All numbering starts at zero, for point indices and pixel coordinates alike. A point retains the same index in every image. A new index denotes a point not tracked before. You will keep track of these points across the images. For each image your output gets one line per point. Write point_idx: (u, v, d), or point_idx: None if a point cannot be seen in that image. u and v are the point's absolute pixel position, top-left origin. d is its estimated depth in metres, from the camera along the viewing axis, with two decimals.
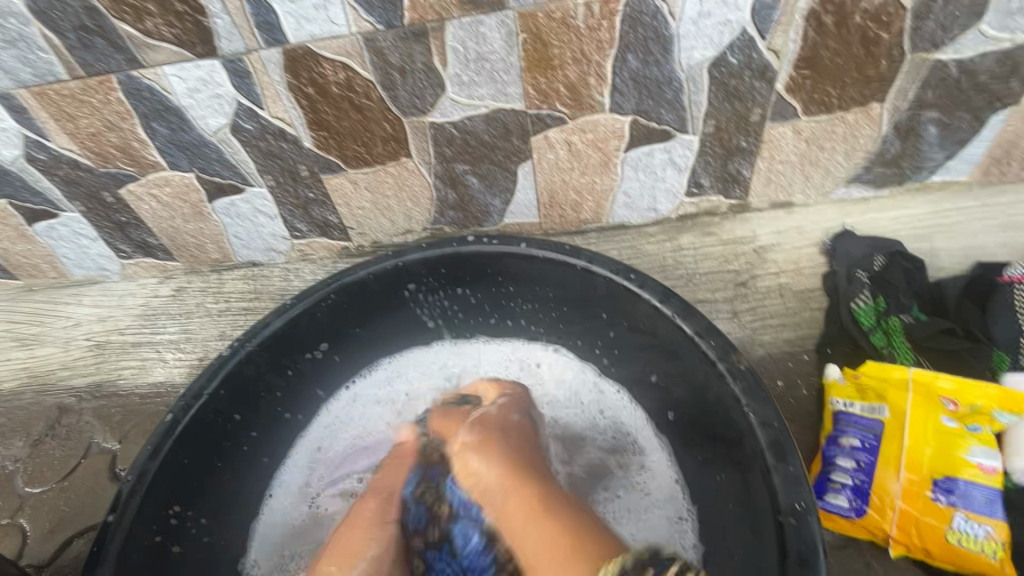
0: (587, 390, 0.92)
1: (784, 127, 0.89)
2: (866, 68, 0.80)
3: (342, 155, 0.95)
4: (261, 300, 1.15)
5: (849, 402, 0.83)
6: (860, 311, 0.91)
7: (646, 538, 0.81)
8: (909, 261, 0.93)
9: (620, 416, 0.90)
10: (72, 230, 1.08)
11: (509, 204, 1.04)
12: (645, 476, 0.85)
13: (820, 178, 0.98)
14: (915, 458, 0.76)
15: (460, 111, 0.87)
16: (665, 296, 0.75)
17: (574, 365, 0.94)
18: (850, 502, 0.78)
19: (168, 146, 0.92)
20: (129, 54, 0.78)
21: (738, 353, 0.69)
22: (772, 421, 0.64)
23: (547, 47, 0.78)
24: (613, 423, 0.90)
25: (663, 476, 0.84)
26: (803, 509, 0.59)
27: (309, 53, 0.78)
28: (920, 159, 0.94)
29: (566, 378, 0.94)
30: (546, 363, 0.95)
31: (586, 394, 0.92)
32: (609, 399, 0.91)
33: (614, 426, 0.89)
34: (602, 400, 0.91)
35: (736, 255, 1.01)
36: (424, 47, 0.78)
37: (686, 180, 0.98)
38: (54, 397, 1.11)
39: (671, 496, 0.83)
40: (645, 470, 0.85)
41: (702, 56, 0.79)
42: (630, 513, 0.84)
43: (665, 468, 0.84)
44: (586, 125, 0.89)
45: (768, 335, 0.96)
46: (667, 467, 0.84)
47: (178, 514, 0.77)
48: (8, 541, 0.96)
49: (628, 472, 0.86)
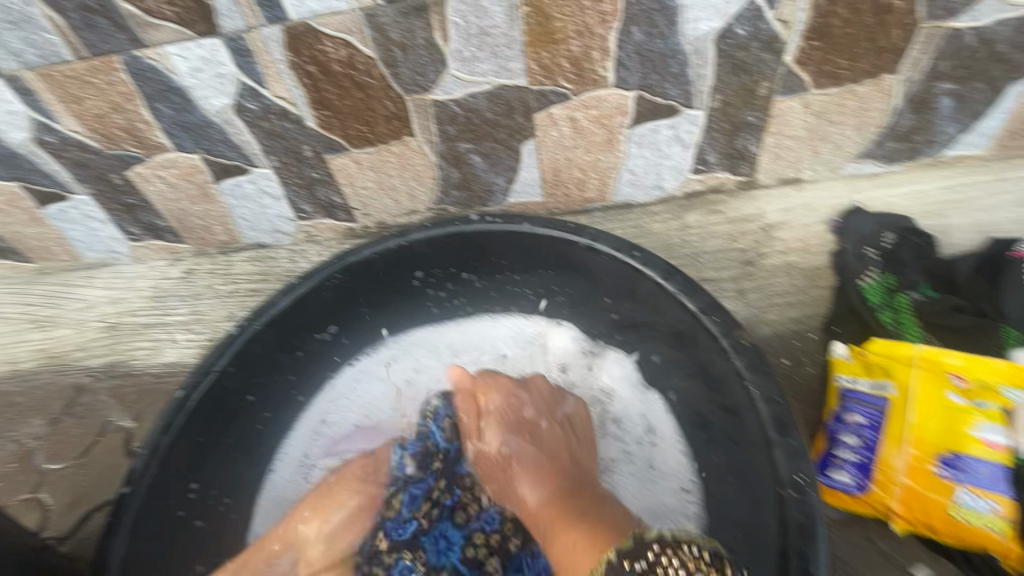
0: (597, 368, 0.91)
1: (793, 101, 0.87)
2: (879, 37, 0.78)
3: (345, 135, 0.95)
4: (269, 281, 1.17)
5: (855, 379, 0.81)
6: (868, 289, 0.89)
7: (651, 506, 0.83)
8: (919, 237, 0.91)
9: (628, 389, 0.88)
10: (82, 213, 1.10)
11: (513, 183, 1.04)
12: (653, 447, 0.85)
13: (829, 153, 0.96)
14: (920, 434, 0.75)
15: (462, 88, 0.86)
16: (668, 273, 0.74)
17: (579, 339, 0.93)
18: (852, 478, 0.78)
19: (173, 128, 0.93)
20: (131, 33, 0.79)
21: (741, 330, 0.68)
22: (774, 396, 0.63)
23: (549, 20, 0.76)
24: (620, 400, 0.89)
25: (669, 448, 0.84)
26: (801, 481, 0.59)
27: (309, 30, 0.78)
28: (934, 133, 0.92)
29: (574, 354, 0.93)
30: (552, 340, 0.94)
31: (591, 366, 0.92)
32: (615, 371, 0.90)
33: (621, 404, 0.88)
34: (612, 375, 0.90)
35: (743, 233, 1.00)
36: (424, 22, 0.77)
37: (692, 157, 0.96)
38: (71, 377, 1.14)
39: (678, 468, 0.83)
40: (653, 440, 0.85)
41: (708, 28, 0.77)
42: (638, 484, 0.84)
43: (671, 441, 0.84)
44: (589, 101, 0.88)
45: (773, 314, 0.95)
46: (675, 440, 0.84)
47: (196, 491, 0.80)
48: (31, 514, 0.99)
49: (638, 445, 0.86)
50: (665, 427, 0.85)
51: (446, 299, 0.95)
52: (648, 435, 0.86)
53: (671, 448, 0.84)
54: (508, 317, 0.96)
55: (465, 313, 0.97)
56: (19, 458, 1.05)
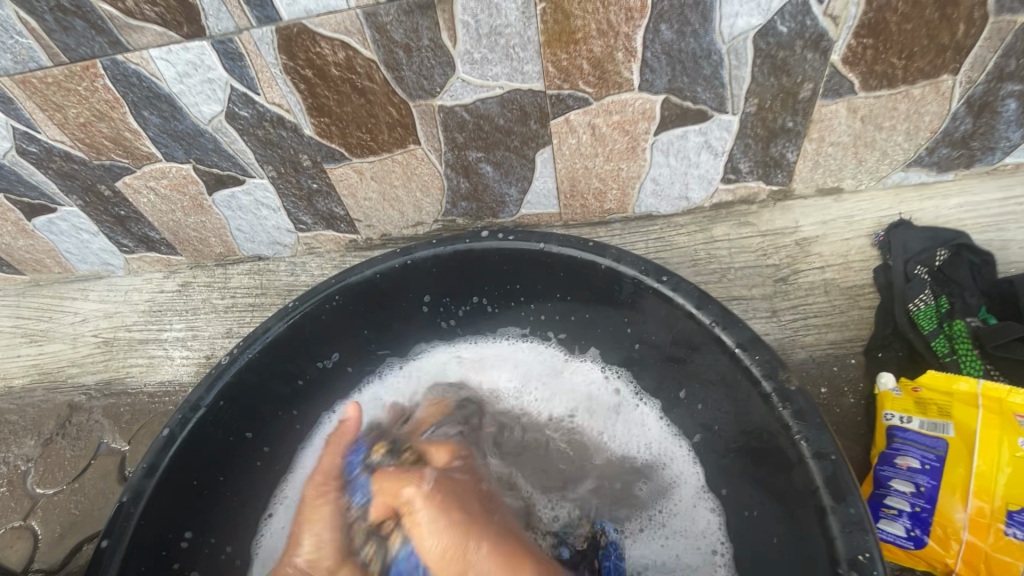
0: (612, 402, 0.84)
1: (838, 104, 0.79)
2: (940, 34, 0.69)
3: (345, 143, 0.88)
4: (267, 296, 1.10)
5: (906, 417, 0.75)
6: (920, 314, 0.81)
7: (667, 561, 0.74)
8: (976, 254, 0.83)
9: (650, 438, 0.81)
10: (72, 225, 1.05)
11: (526, 193, 0.96)
12: (675, 501, 0.77)
13: (875, 161, 0.87)
14: (987, 484, 0.68)
15: (472, 93, 0.79)
16: (700, 302, 0.67)
17: (598, 381, 0.86)
18: (907, 531, 0.71)
19: (162, 137, 0.87)
20: (112, 36, 0.72)
21: (786, 369, 0.61)
22: (827, 452, 0.56)
23: (569, 18, 0.69)
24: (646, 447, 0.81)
25: (692, 507, 0.76)
26: (867, 562, 0.51)
27: (305, 31, 0.71)
28: (994, 138, 0.83)
29: (591, 386, 0.86)
30: (569, 367, 0.87)
31: (608, 410, 0.84)
32: (636, 417, 0.83)
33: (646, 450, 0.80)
34: (635, 427, 0.82)
35: (776, 247, 0.92)
36: (430, 21, 0.70)
37: (723, 165, 0.88)
38: (65, 395, 1.09)
39: (706, 527, 0.74)
40: (672, 493, 0.77)
41: (746, 25, 0.69)
42: (652, 538, 0.76)
43: (693, 496, 0.76)
44: (611, 106, 0.80)
45: (809, 336, 0.87)
46: (699, 495, 0.76)
47: (190, 540, 0.74)
48: (21, 544, 0.94)
49: (660, 496, 0.78)
50: (690, 478, 0.77)
51: (453, 324, 0.89)
52: (667, 485, 0.78)
53: (694, 505, 0.76)
54: (527, 354, 0.89)
55: (477, 341, 0.91)
56: (10, 482, 1.00)
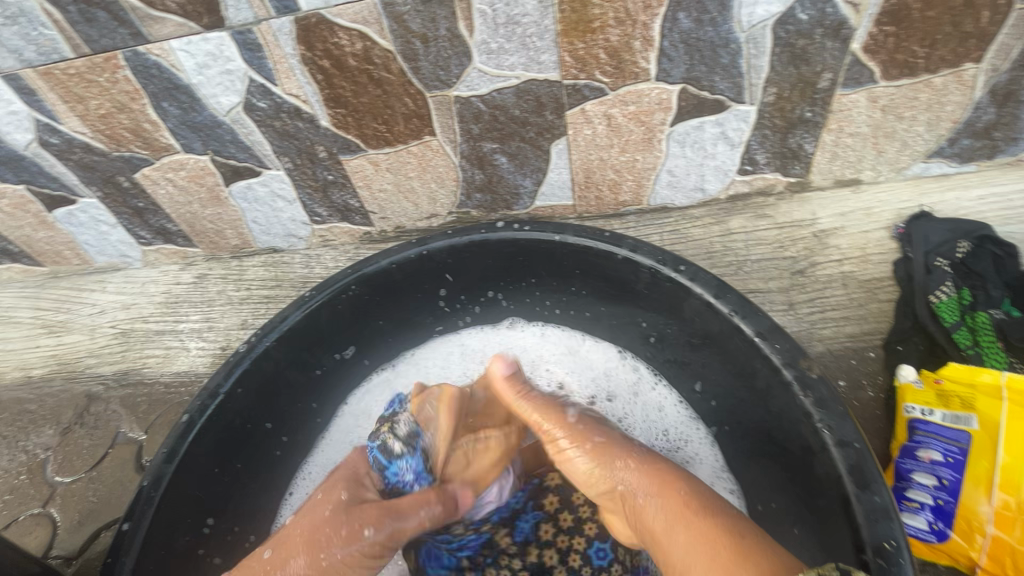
0: (629, 385, 0.84)
1: (858, 93, 0.78)
2: (963, 21, 0.68)
3: (361, 135, 0.88)
4: (282, 288, 1.10)
5: (928, 409, 0.73)
6: (942, 306, 0.80)
7: None
8: (998, 246, 0.81)
9: (668, 422, 0.81)
10: (91, 217, 1.06)
11: (541, 185, 0.96)
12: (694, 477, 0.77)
13: (895, 152, 0.86)
14: (1012, 478, 0.67)
15: (487, 83, 0.79)
16: (719, 291, 0.66)
17: (612, 365, 0.86)
18: (929, 525, 0.70)
19: (180, 128, 0.88)
20: (134, 28, 0.73)
21: (807, 358, 0.61)
22: (850, 440, 0.56)
23: (586, 7, 0.69)
24: (664, 431, 0.81)
25: (710, 484, 0.76)
26: (893, 550, 0.50)
27: (323, 22, 0.71)
28: (1018, 128, 0.82)
29: (607, 369, 0.86)
30: (585, 353, 0.87)
31: (624, 393, 0.84)
32: (654, 399, 0.82)
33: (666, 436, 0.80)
34: (652, 413, 0.82)
35: (793, 240, 0.91)
36: (448, 11, 0.70)
37: (739, 157, 0.88)
38: (82, 385, 1.10)
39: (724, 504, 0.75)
40: (689, 470, 0.78)
41: (766, 13, 0.69)
42: None
43: (711, 473, 0.77)
44: (628, 96, 0.80)
45: (827, 330, 0.86)
46: (717, 473, 0.77)
47: (212, 526, 0.75)
48: (40, 531, 0.95)
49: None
50: (709, 458, 0.78)
51: (470, 321, 0.90)
52: (687, 461, 0.78)
53: (712, 479, 0.77)
54: (539, 341, 0.89)
55: (494, 333, 0.91)
56: (30, 469, 1.02)
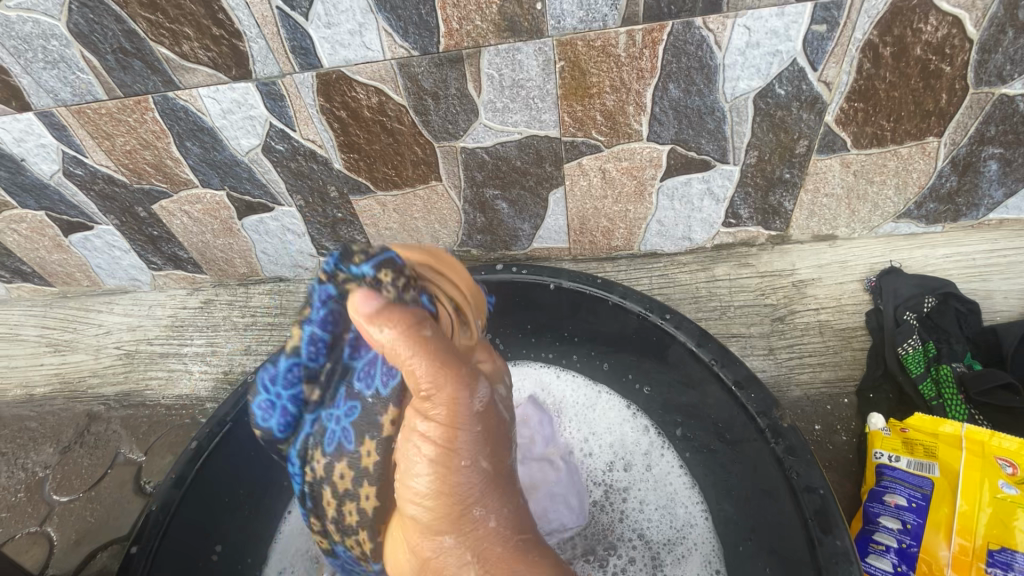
0: (638, 453, 0.84)
1: (832, 159, 0.85)
2: (924, 101, 0.76)
3: (371, 177, 0.94)
4: (285, 315, 1.14)
5: (895, 455, 0.79)
6: (907, 358, 0.86)
7: None
8: (962, 303, 0.87)
9: (674, 501, 0.80)
10: (105, 241, 1.10)
11: (538, 229, 1.02)
12: (684, 567, 0.76)
13: (867, 213, 0.93)
14: (969, 525, 0.71)
15: (492, 137, 0.85)
16: (701, 339, 0.72)
17: (629, 427, 0.86)
18: (894, 567, 0.73)
19: (200, 165, 0.93)
20: (166, 76, 0.79)
21: (779, 409, 0.66)
22: (816, 487, 0.60)
23: (584, 75, 0.76)
24: (664, 509, 0.80)
25: None
26: None
27: (343, 78, 0.78)
28: (978, 196, 0.89)
29: (621, 431, 0.86)
30: (603, 406, 0.89)
31: (637, 464, 0.84)
32: (661, 469, 0.83)
33: (665, 515, 0.80)
34: (658, 489, 0.82)
35: (774, 288, 0.97)
36: (458, 73, 0.76)
37: (724, 211, 0.94)
38: (85, 404, 1.12)
39: None
40: (686, 557, 0.77)
41: (747, 87, 0.76)
42: None
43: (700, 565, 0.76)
44: (621, 153, 0.86)
45: (805, 375, 0.91)
46: (707, 562, 0.76)
47: (219, 553, 0.79)
48: (36, 550, 0.95)
49: (669, 561, 0.77)
50: (704, 546, 0.77)
51: None
52: (680, 550, 0.77)
53: (702, 565, 0.76)
54: (559, 383, 0.92)
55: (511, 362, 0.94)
56: (28, 487, 1.03)
